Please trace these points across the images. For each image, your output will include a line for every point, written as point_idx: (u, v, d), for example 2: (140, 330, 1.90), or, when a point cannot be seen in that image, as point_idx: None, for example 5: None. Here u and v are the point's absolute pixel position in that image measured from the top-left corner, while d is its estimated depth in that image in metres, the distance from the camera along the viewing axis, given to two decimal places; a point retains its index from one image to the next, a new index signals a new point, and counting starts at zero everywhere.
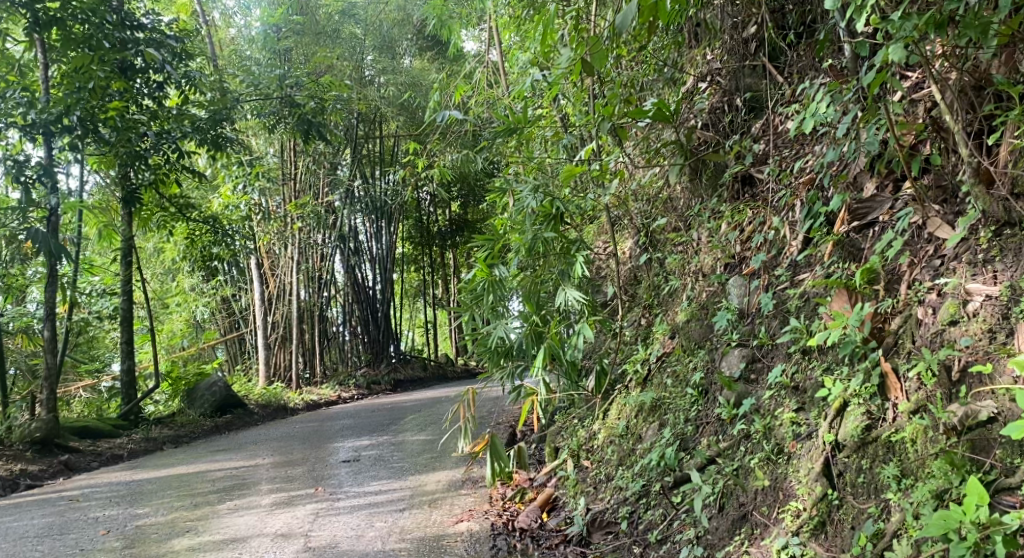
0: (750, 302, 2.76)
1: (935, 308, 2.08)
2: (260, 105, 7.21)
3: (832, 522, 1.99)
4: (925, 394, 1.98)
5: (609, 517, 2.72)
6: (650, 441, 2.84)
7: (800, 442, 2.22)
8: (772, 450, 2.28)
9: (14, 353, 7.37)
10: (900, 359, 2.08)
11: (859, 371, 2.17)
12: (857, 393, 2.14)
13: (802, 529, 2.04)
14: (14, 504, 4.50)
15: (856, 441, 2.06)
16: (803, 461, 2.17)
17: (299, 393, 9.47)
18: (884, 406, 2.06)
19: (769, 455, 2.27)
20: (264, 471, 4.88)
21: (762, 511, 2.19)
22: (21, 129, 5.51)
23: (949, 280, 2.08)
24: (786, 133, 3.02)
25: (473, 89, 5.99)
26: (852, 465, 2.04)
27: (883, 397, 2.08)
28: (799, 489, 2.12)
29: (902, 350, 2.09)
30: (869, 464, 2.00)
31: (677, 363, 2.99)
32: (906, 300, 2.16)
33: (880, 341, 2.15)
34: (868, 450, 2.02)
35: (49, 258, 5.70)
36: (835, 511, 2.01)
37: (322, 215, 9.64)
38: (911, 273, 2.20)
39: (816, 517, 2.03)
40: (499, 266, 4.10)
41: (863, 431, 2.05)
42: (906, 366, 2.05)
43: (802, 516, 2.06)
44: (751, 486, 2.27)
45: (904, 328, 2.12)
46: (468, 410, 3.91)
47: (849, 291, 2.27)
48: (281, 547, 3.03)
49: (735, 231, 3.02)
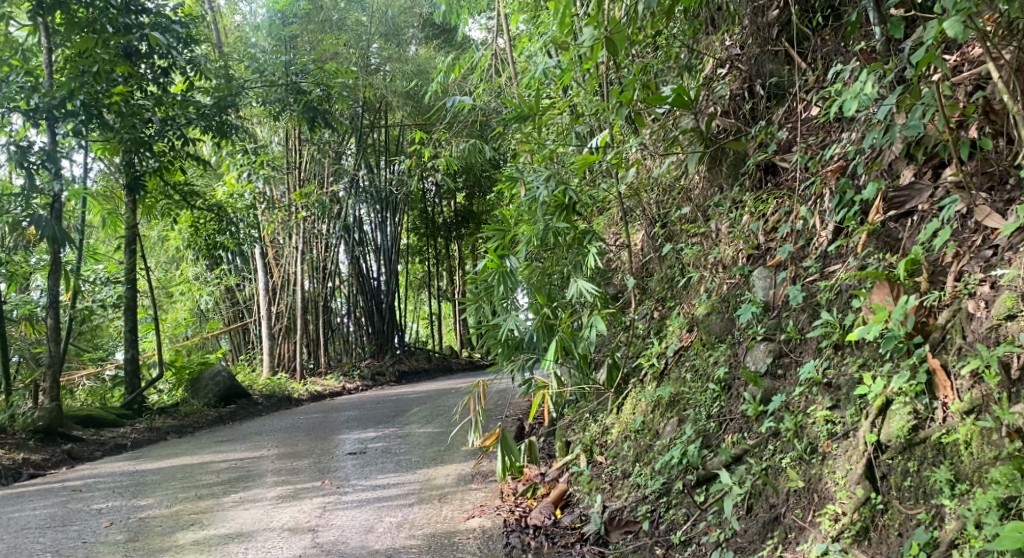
0: (776, 295, 2.67)
1: (988, 302, 1.98)
2: (265, 92, 7.12)
3: (876, 529, 1.92)
4: (980, 393, 1.88)
5: (628, 516, 2.63)
6: (669, 437, 2.76)
7: (836, 442, 2.13)
8: (805, 449, 2.20)
9: (17, 340, 7.31)
10: (949, 356, 1.98)
11: (904, 367, 2.07)
12: (900, 391, 2.05)
13: (842, 535, 1.97)
14: (16, 494, 4.43)
15: (900, 442, 1.97)
16: (840, 461, 2.09)
17: (303, 383, 9.41)
18: (932, 406, 1.96)
19: (802, 455, 2.20)
20: (268, 462, 4.81)
21: (797, 513, 2.11)
22: (25, 114, 5.38)
23: (1005, 272, 1.98)
24: (812, 120, 2.92)
25: (479, 76, 5.87)
26: (897, 468, 1.96)
27: (931, 396, 1.98)
28: (837, 492, 2.05)
29: (951, 346, 1.99)
30: (917, 467, 1.92)
31: (696, 357, 2.91)
32: (954, 293, 2.06)
33: (926, 336, 2.05)
34: (915, 451, 1.94)
35: (53, 245, 5.64)
36: (879, 517, 1.93)
37: (327, 205, 9.56)
38: (957, 264, 2.10)
39: (858, 522, 1.96)
40: (510, 257, 3.99)
41: (910, 431, 1.96)
42: (956, 364, 1.96)
43: (842, 522, 1.98)
44: (783, 488, 2.19)
45: (953, 323, 2.02)
46: (478, 403, 3.81)
47: (891, 283, 2.18)
48: (290, 542, 2.96)
49: (759, 222, 2.93)
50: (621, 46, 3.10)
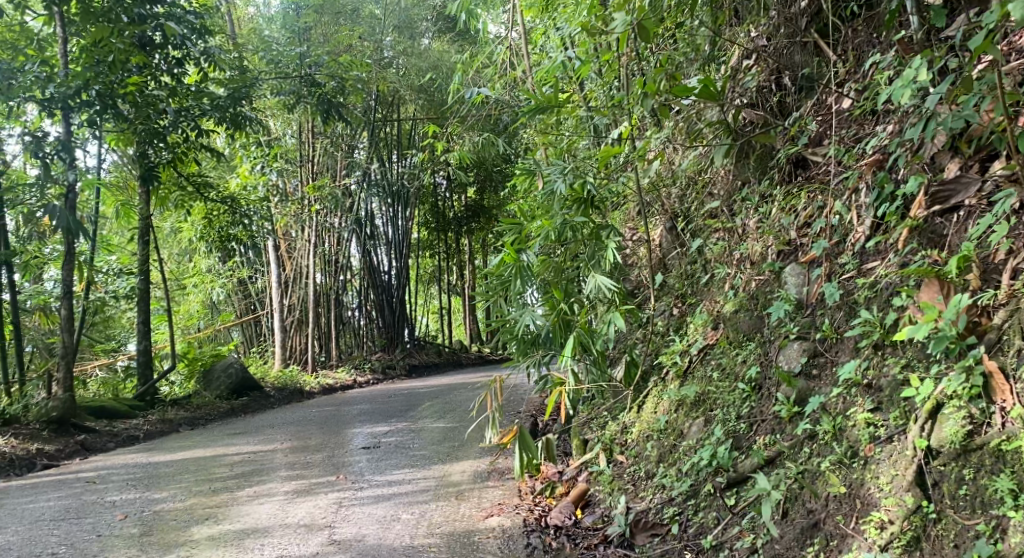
0: (810, 292, 2.60)
1: None
2: (280, 84, 7.07)
3: (928, 539, 1.85)
4: None
5: (655, 519, 2.56)
6: (695, 438, 2.69)
7: (879, 446, 2.07)
8: (845, 453, 2.14)
9: (31, 331, 7.32)
10: (1007, 358, 1.91)
11: (958, 370, 1.98)
12: (952, 395, 1.97)
13: (891, 545, 1.90)
14: (30, 485, 4.40)
15: (953, 449, 1.90)
16: (885, 466, 2.03)
17: (315, 377, 9.38)
18: (989, 410, 1.89)
19: (841, 459, 2.13)
20: (281, 456, 4.77)
21: (838, 520, 2.05)
22: (40, 103, 5.36)
23: None
24: (845, 112, 2.84)
25: (493, 68, 5.80)
26: (951, 475, 1.89)
27: (988, 400, 1.90)
28: (882, 499, 1.98)
29: (1009, 348, 1.92)
30: (973, 475, 1.85)
31: (722, 355, 2.84)
32: (1010, 291, 1.99)
33: (980, 337, 1.98)
34: (971, 458, 1.87)
35: (67, 235, 5.62)
36: (931, 527, 1.86)
37: (339, 198, 9.51)
38: (1012, 262, 2.02)
39: (909, 531, 1.89)
40: (526, 251, 3.90)
41: (965, 437, 1.89)
42: (1015, 366, 1.88)
43: (890, 531, 1.92)
44: (822, 493, 2.12)
45: (1009, 323, 1.95)
46: (495, 399, 3.73)
47: (940, 280, 2.10)
48: (306, 539, 2.91)
49: (790, 217, 2.86)
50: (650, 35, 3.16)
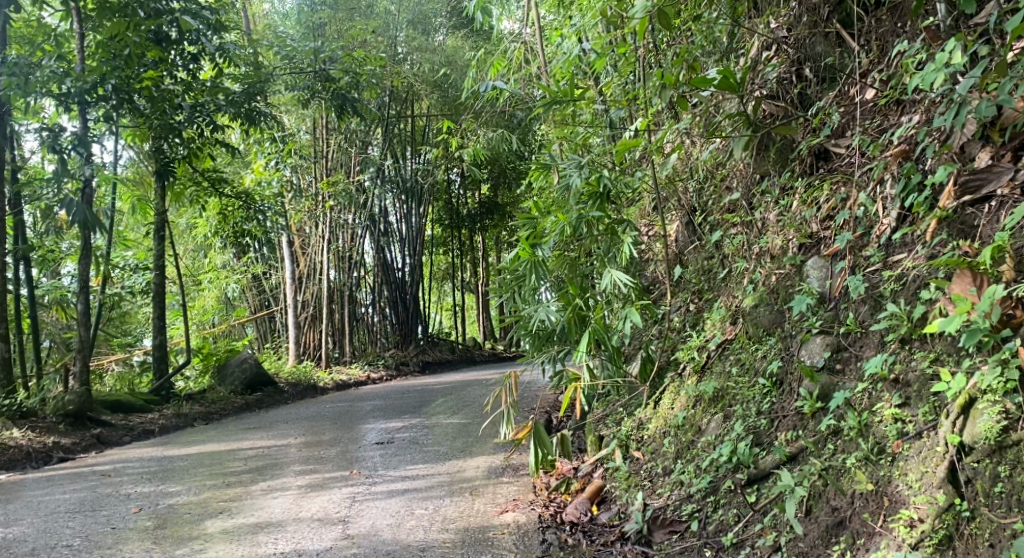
0: (833, 286, 2.56)
1: None
2: (294, 79, 7.07)
3: (961, 538, 1.80)
4: None
5: (673, 516, 2.52)
6: (714, 434, 2.65)
7: (907, 442, 2.02)
8: (871, 449, 2.09)
9: (49, 325, 7.37)
10: None
11: (992, 363, 1.92)
12: (986, 389, 1.90)
13: (922, 544, 1.85)
14: (45, 477, 4.41)
15: (987, 445, 1.85)
16: (913, 463, 1.98)
17: (329, 373, 9.39)
18: None
19: (867, 455, 2.09)
20: (295, 451, 4.76)
21: (864, 518, 2.00)
22: (57, 98, 5.36)
23: None
24: (869, 103, 2.78)
25: (507, 65, 5.75)
26: (985, 472, 1.83)
27: None
28: (912, 497, 1.93)
29: None
30: (1009, 472, 1.79)
31: (742, 351, 2.80)
32: None
33: (1015, 329, 1.92)
34: (1007, 454, 1.81)
35: (84, 230, 5.63)
36: (964, 525, 1.80)
37: (353, 194, 9.51)
38: None
39: (941, 530, 1.83)
40: (541, 246, 3.82)
41: (1000, 433, 1.83)
42: None
43: (920, 529, 1.87)
44: (848, 490, 2.07)
45: None
46: (509, 394, 3.68)
47: (973, 271, 2.04)
48: (320, 534, 2.88)
49: (812, 209, 2.81)
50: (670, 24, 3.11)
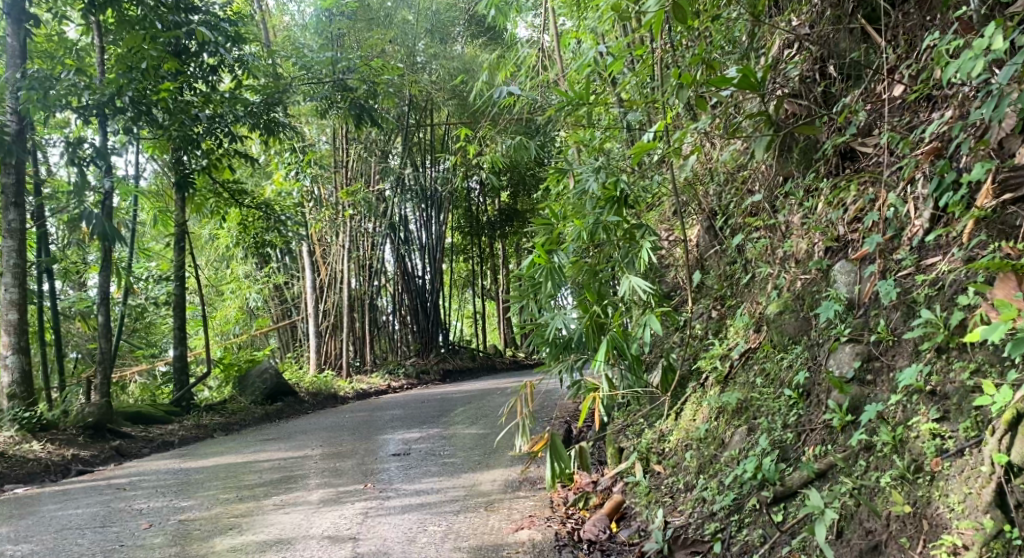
0: (862, 291, 2.43)
1: None
2: (312, 89, 7.00)
3: None
4: None
5: (695, 535, 2.40)
6: (737, 448, 2.53)
7: (947, 461, 1.89)
8: (907, 467, 1.96)
9: (74, 337, 7.39)
10: None
11: None
12: None
13: None
14: (61, 491, 4.36)
15: None
16: (955, 483, 1.85)
17: (349, 382, 9.33)
18: None
19: (903, 474, 1.96)
20: (312, 463, 4.68)
21: (902, 543, 1.87)
22: (76, 111, 5.32)
23: None
24: (897, 101, 2.66)
25: (525, 71, 5.64)
26: None
27: None
28: (955, 521, 1.80)
29: None
30: None
31: (766, 360, 2.68)
32: None
33: None
34: None
35: (103, 242, 5.55)
36: (1014, 554, 1.67)
37: (373, 203, 9.46)
38: None
39: None
40: (558, 252, 3.74)
41: None
42: None
43: None
44: (884, 512, 1.95)
45: None
46: (525, 405, 3.56)
47: (1018, 276, 1.92)
48: (330, 552, 2.80)
49: (839, 211, 2.68)
50: (685, 19, 3.01)
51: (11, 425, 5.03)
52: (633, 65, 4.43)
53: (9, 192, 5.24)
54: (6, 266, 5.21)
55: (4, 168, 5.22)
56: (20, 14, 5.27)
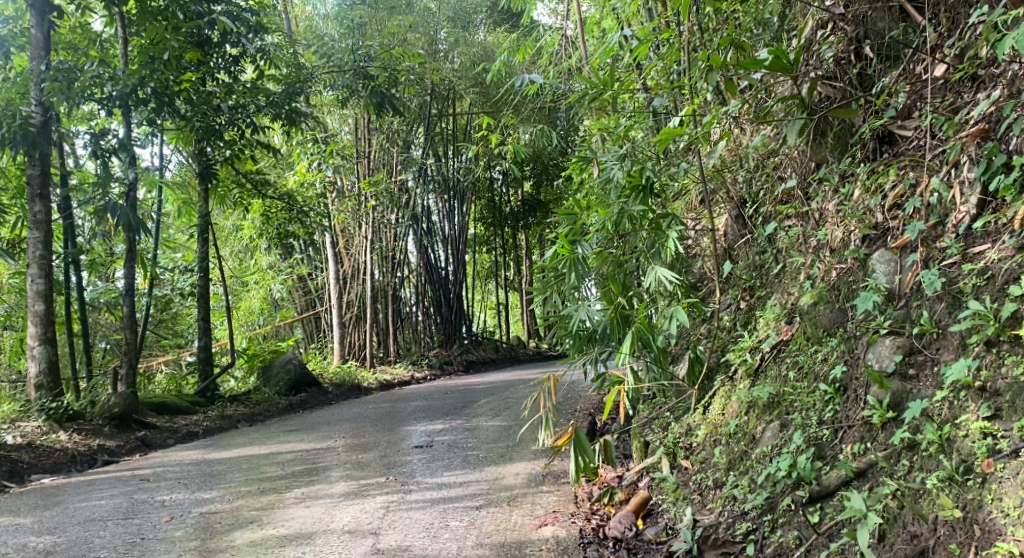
0: (903, 282, 2.32)
1: None
2: (332, 78, 6.93)
3: None
4: None
5: (726, 535, 2.31)
6: (770, 444, 2.43)
7: (1000, 462, 1.79)
8: (956, 468, 1.86)
9: (102, 327, 7.41)
10: None
11: None
12: None
13: None
14: (86, 482, 4.36)
15: None
16: (1009, 486, 1.75)
17: (372, 372, 9.34)
18: None
19: (951, 475, 1.86)
20: (334, 455, 4.64)
21: (951, 548, 1.78)
22: (100, 102, 5.27)
23: None
24: (938, 81, 2.56)
25: (548, 58, 5.55)
26: None
27: None
28: (1010, 527, 1.71)
29: None
30: None
31: (799, 353, 2.58)
32: None
33: None
34: None
35: (128, 232, 5.51)
36: None
37: (396, 194, 9.40)
38: None
39: None
40: (582, 243, 3.67)
41: None
42: None
43: None
44: (930, 515, 1.85)
45: None
46: (548, 399, 3.46)
47: None
48: (349, 548, 2.74)
49: (877, 197, 2.57)
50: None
51: (38, 416, 5.04)
52: (659, 50, 4.32)
53: (35, 183, 5.24)
54: (32, 257, 5.22)
55: (30, 160, 5.21)
56: (43, 6, 5.23)
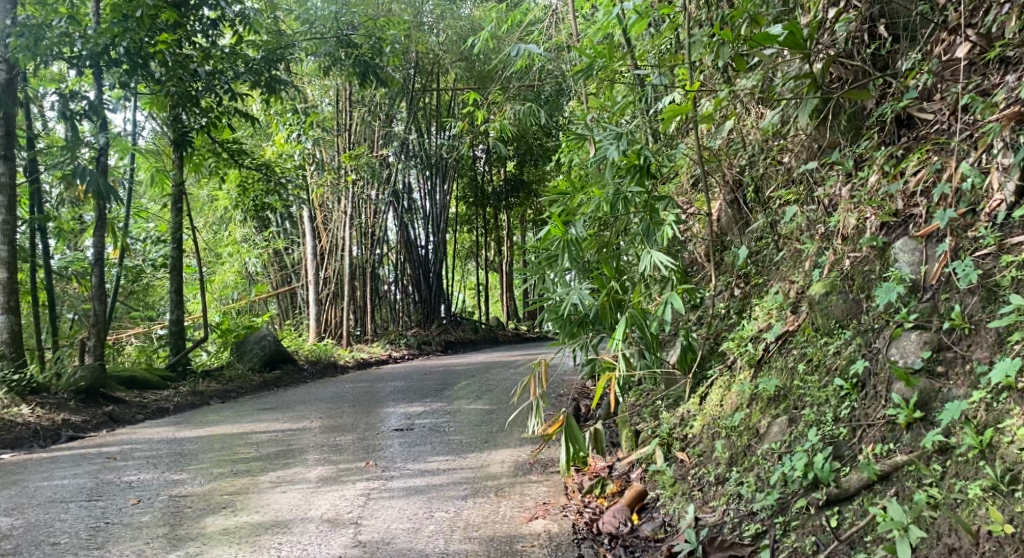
0: (929, 273, 2.21)
1: None
2: (313, 46, 6.65)
3: None
4: None
5: (733, 537, 2.20)
6: (777, 440, 2.32)
7: None
8: (1000, 477, 1.75)
9: (70, 298, 7.15)
10: None
11: None
12: None
13: None
14: (49, 459, 4.15)
15: None
16: None
17: (349, 350, 9.15)
18: None
19: (995, 485, 1.75)
20: (310, 436, 4.48)
21: None
22: (69, 61, 4.98)
23: None
24: (961, 62, 2.44)
25: (536, 33, 5.36)
26: None
27: None
28: None
29: None
30: None
31: (807, 345, 2.46)
32: None
33: None
34: None
35: (98, 199, 5.25)
36: None
37: (377, 168, 9.10)
38: None
39: None
40: (575, 224, 3.40)
41: None
42: None
43: None
44: (972, 527, 1.74)
45: None
46: (539, 385, 3.30)
47: None
48: (328, 539, 2.59)
49: (898, 183, 2.44)
50: None
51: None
52: (657, 25, 4.15)
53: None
54: None
55: None
56: None
